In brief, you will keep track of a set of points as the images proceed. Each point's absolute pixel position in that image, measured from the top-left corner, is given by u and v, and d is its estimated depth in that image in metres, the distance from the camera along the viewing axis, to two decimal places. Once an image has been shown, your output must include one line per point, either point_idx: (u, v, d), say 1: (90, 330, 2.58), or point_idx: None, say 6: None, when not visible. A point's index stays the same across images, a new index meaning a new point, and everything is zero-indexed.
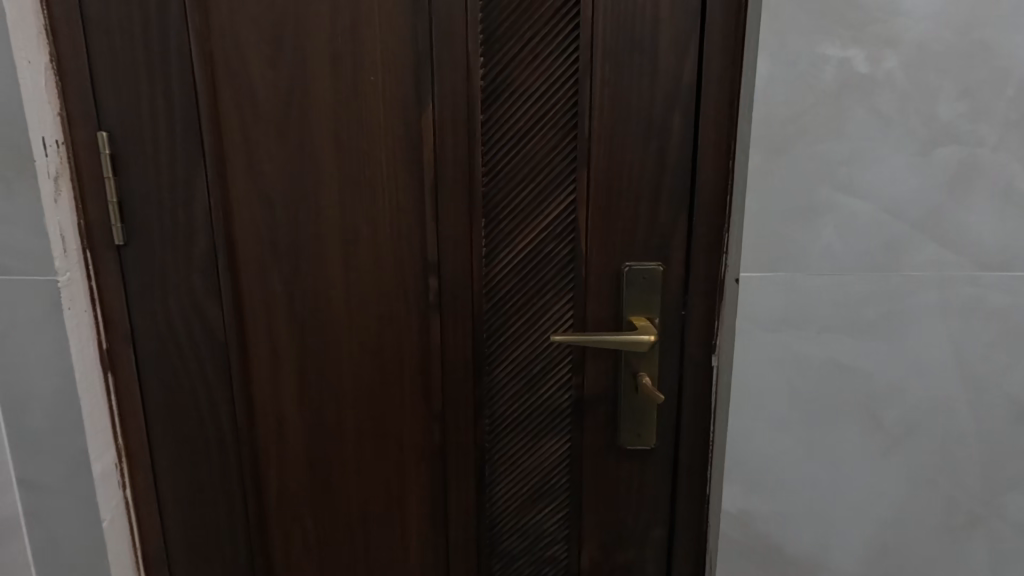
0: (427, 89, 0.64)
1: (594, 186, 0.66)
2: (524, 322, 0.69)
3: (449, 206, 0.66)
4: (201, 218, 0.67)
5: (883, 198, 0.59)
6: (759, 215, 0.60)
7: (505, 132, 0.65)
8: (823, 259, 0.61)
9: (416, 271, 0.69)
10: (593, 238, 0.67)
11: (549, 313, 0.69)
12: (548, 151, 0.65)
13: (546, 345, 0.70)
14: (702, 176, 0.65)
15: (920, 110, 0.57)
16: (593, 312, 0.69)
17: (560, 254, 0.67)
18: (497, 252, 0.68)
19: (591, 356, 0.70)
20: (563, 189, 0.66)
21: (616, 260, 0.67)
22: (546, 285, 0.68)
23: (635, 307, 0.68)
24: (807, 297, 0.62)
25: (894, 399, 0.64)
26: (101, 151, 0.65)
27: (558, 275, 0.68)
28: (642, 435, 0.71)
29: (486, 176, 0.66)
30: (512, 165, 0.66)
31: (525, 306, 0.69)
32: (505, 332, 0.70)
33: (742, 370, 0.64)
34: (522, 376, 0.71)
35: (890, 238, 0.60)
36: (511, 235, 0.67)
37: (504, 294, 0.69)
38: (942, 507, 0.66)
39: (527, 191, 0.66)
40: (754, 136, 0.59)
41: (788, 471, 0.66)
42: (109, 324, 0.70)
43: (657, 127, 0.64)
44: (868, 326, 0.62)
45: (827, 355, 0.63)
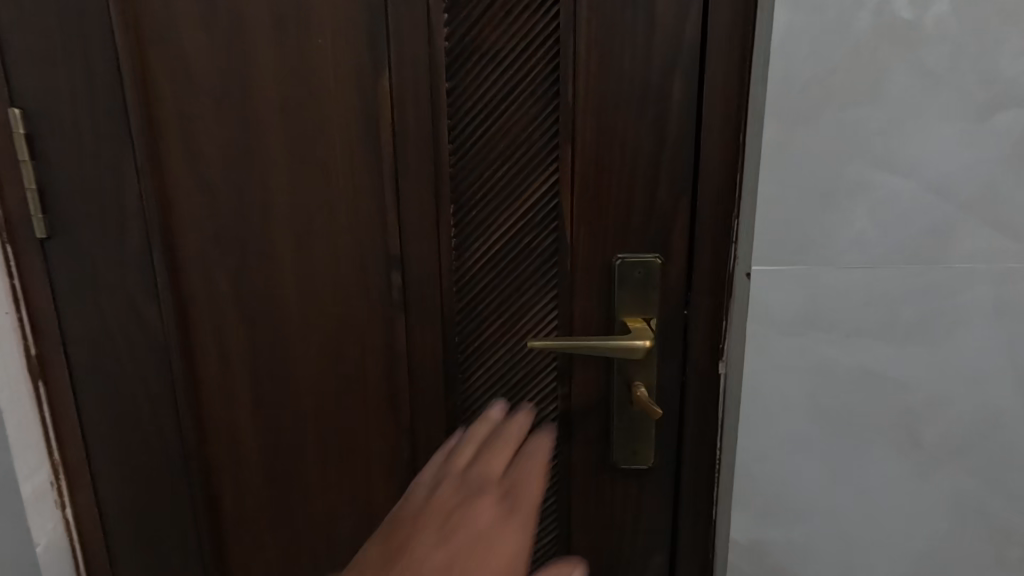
0: (384, 53, 0.55)
1: (580, 166, 0.56)
2: (501, 323, 0.60)
3: (412, 191, 0.58)
4: (132, 207, 0.59)
5: (928, 175, 0.49)
6: (775, 197, 0.50)
7: (476, 103, 0.56)
8: (852, 249, 0.51)
9: (377, 265, 0.60)
10: (580, 227, 0.58)
11: (530, 313, 0.60)
12: (526, 125, 0.56)
13: (527, 351, 0.61)
14: (707, 153, 0.55)
15: (977, 66, 0.47)
16: (581, 313, 0.60)
17: (542, 246, 0.58)
18: (468, 244, 0.59)
19: (579, 363, 0.61)
20: (543, 169, 0.57)
21: (608, 252, 0.58)
22: (527, 283, 0.59)
23: (630, 307, 0.59)
24: (832, 295, 0.52)
25: (936, 414, 0.54)
26: (15, 131, 0.57)
27: (539, 271, 0.59)
28: (638, 452, 0.62)
29: (454, 157, 0.57)
30: (484, 141, 0.57)
31: (502, 305, 0.60)
32: (480, 334, 0.61)
33: (753, 380, 0.54)
34: (501, 387, 0.62)
35: (935, 224, 0.50)
36: (484, 223, 0.58)
37: (478, 292, 0.60)
38: (990, 541, 0.57)
39: (502, 172, 0.57)
40: (771, 102, 0.49)
41: (808, 497, 0.57)
42: (37, 327, 0.62)
43: (654, 94, 0.54)
44: (905, 329, 0.52)
45: (855, 363, 0.53)
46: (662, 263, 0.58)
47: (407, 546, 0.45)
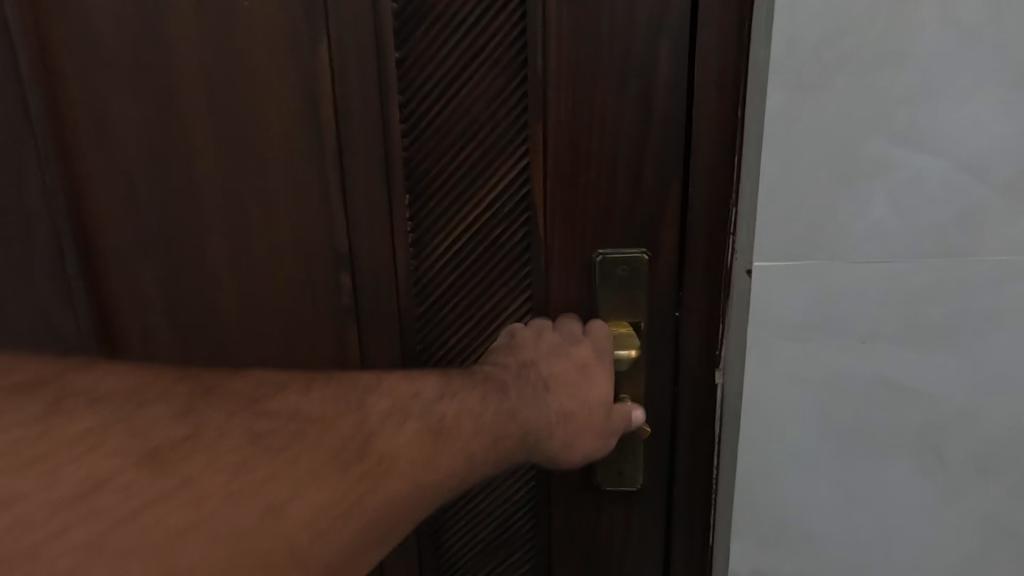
0: (321, 16, 0.47)
1: (552, 149, 0.49)
2: (467, 330, 0.53)
3: (360, 179, 0.50)
4: (38, 201, 0.52)
5: (957, 152, 0.42)
6: (779, 180, 0.43)
7: (430, 75, 0.48)
8: (870, 241, 0.44)
9: (323, 265, 0.53)
10: (554, 219, 0.50)
11: (499, 318, 0.53)
12: (489, 101, 0.48)
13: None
14: (699, 131, 0.47)
15: (1020, 21, 0.39)
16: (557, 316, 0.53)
17: (511, 241, 0.51)
18: (426, 239, 0.51)
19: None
20: (510, 152, 0.49)
21: (586, 247, 0.51)
22: (494, 283, 0.52)
23: (612, 309, 0.52)
24: (846, 294, 0.45)
25: (963, 428, 0.47)
26: None
27: (508, 269, 0.52)
28: (624, 472, 0.54)
29: (407, 137, 0.49)
30: (442, 120, 0.49)
31: (467, 309, 0.53)
32: (443, 342, 0.54)
33: (753, 393, 0.47)
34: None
35: (966, 209, 0.43)
36: (444, 215, 0.51)
37: (440, 293, 0.53)
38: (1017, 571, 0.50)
39: (464, 156, 0.49)
40: (776, 67, 0.41)
41: (816, 523, 0.50)
42: None
43: (638, 61, 0.47)
44: (930, 332, 0.45)
45: (871, 371, 0.46)
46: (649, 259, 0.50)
47: (530, 359, 0.47)
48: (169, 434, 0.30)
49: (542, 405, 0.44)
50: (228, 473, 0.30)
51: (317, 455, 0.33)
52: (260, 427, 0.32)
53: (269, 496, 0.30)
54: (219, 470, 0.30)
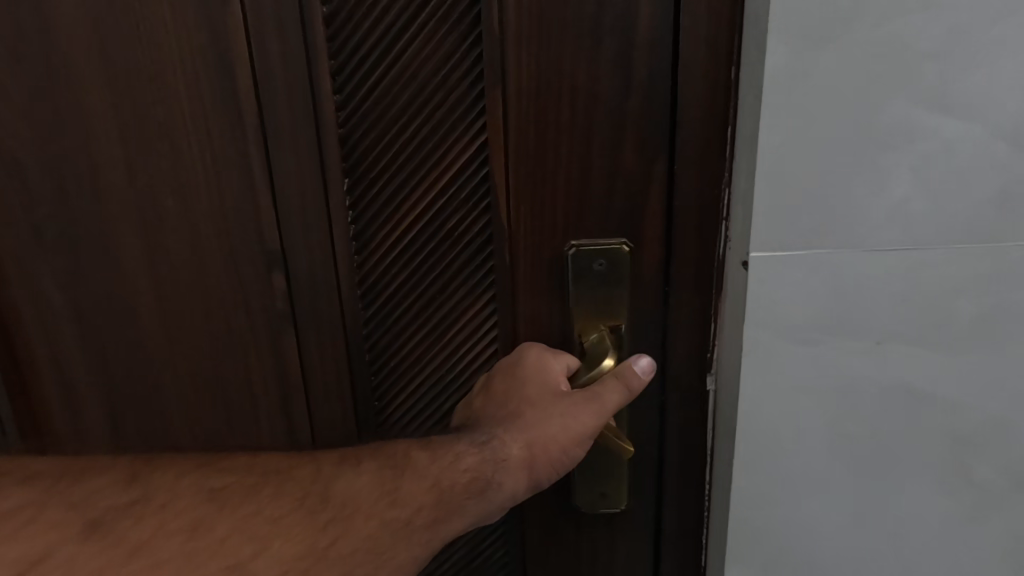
0: None
1: (514, 122, 0.41)
2: (421, 333, 0.47)
3: (287, 161, 0.43)
4: None
5: (994, 116, 0.35)
6: (782, 152, 0.36)
7: (366, 35, 0.41)
8: (888, 225, 0.37)
9: (251, 263, 0.46)
10: (519, 205, 0.43)
11: (458, 319, 0.46)
12: (439, 65, 0.41)
13: (457, 369, 0.47)
14: (685, 99, 0.40)
15: None
16: (526, 319, 0.46)
17: (468, 232, 0.44)
18: (369, 231, 0.45)
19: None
20: (466, 126, 0.42)
21: (557, 237, 0.44)
22: (450, 281, 0.45)
23: (588, 309, 0.45)
24: (859, 286, 0.38)
25: (991, 440, 0.41)
26: None
27: (466, 265, 0.45)
28: (606, 493, 0.48)
29: (341, 110, 0.42)
30: (382, 91, 0.42)
31: (420, 309, 0.46)
32: (394, 347, 0.47)
33: (753, 404, 0.41)
34: (426, 412, 0.48)
35: (1001, 184, 0.36)
36: (389, 202, 0.44)
37: (388, 293, 0.46)
38: None
39: (410, 132, 0.42)
40: (778, 11, 0.33)
41: (823, 548, 0.44)
42: None
43: (613, 13, 0.39)
44: (957, 330, 0.39)
45: (888, 376, 0.40)
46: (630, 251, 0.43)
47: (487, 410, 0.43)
48: (115, 500, 0.30)
49: (503, 452, 0.40)
50: (193, 510, 0.31)
51: (281, 505, 0.33)
52: (206, 486, 0.32)
53: (233, 555, 0.31)
54: (177, 542, 0.30)
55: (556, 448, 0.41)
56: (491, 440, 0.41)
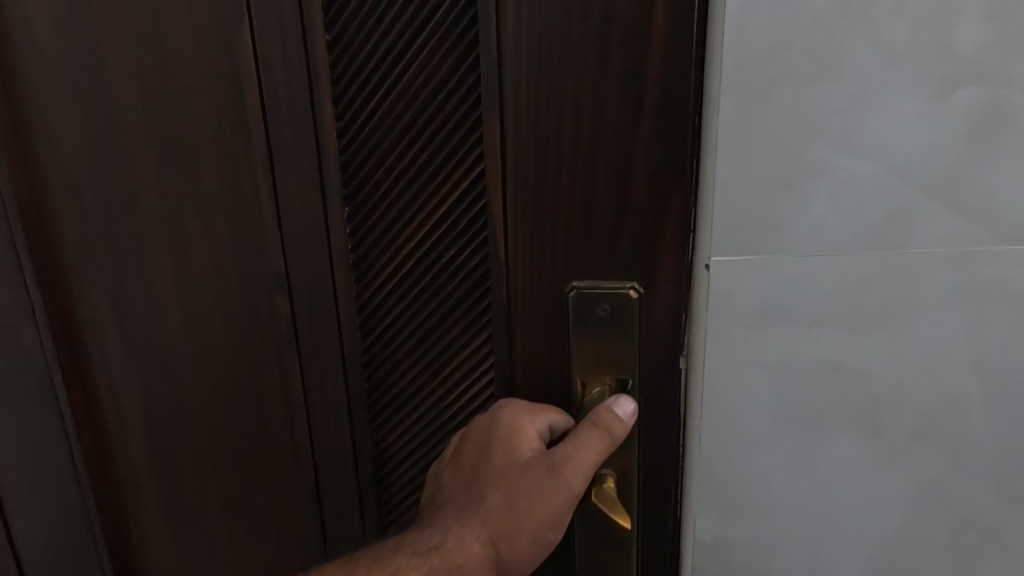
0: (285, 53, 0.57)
1: (512, 163, 0.53)
2: (411, 318, 0.62)
3: (291, 189, 0.60)
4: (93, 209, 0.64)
5: (888, 156, 0.47)
6: (731, 182, 0.48)
7: (367, 122, 0.57)
8: (812, 238, 0.49)
9: (274, 262, 0.63)
10: (515, 239, 0.55)
11: (450, 306, 0.60)
12: (439, 113, 0.55)
13: (450, 354, 0.62)
14: (655, 145, 0.51)
15: (937, 39, 0.44)
16: (523, 325, 0.58)
17: (466, 261, 0.58)
18: (368, 242, 0.61)
19: (519, 382, 0.60)
20: (464, 157, 0.55)
21: (561, 272, 0.56)
22: (447, 303, 0.60)
23: (591, 356, 0.57)
24: (793, 284, 0.50)
25: (897, 403, 0.53)
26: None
27: (461, 287, 0.59)
28: (607, 566, 0.60)
29: (346, 176, 0.59)
30: (378, 140, 0.58)
31: (411, 300, 0.61)
32: (386, 329, 0.63)
33: (712, 376, 0.53)
34: (419, 412, 0.65)
35: (895, 207, 0.48)
36: (382, 222, 0.60)
37: (388, 317, 0.62)
38: (950, 530, 0.56)
39: (407, 168, 0.58)
40: (724, 81, 0.46)
41: (770, 493, 0.55)
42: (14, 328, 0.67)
43: (603, 73, 0.50)
44: (868, 317, 0.50)
45: (817, 353, 0.51)
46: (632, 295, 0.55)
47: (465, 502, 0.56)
48: None
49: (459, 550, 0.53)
50: None
51: None
52: None
53: None
54: None
55: (523, 538, 0.54)
56: (442, 542, 0.54)
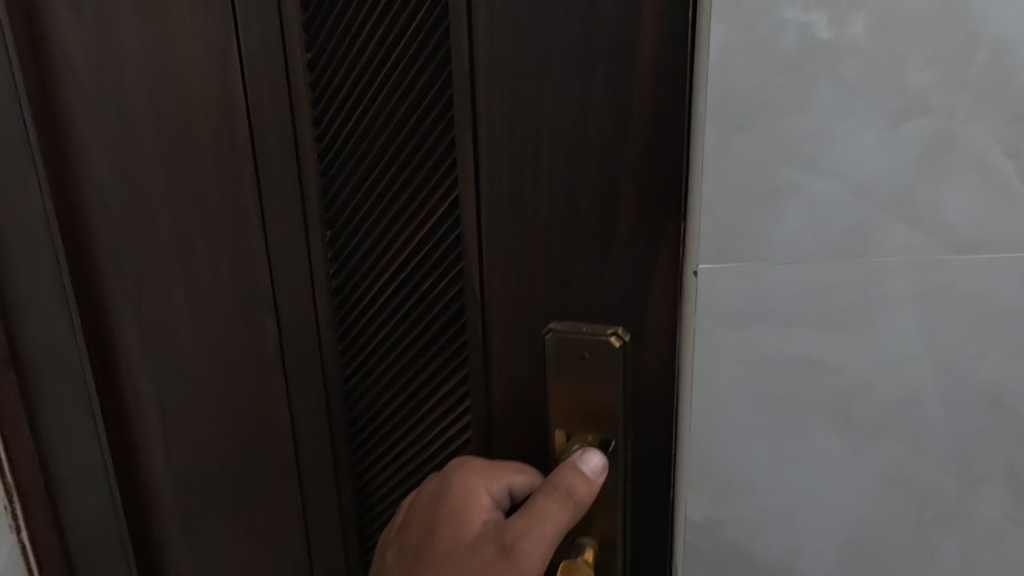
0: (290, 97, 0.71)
1: (486, 189, 0.64)
2: (380, 312, 0.74)
3: (274, 204, 0.75)
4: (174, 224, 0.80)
5: (850, 177, 0.54)
6: (716, 200, 0.55)
7: (343, 151, 0.71)
8: (786, 248, 0.56)
9: (261, 262, 0.77)
10: (494, 282, 0.66)
11: (423, 305, 0.72)
12: (418, 146, 0.67)
13: (422, 346, 0.73)
14: (624, 210, 0.60)
15: (889, 78, 0.51)
16: (501, 327, 0.68)
17: (447, 299, 0.70)
18: (343, 248, 0.74)
19: (495, 402, 0.70)
20: (438, 182, 0.67)
21: (538, 314, 0.66)
22: (429, 333, 0.72)
23: (571, 392, 0.67)
24: (771, 288, 0.57)
25: (863, 394, 0.59)
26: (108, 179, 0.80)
27: (439, 305, 0.71)
28: None
29: (325, 194, 0.73)
30: (354, 165, 0.71)
31: (384, 297, 0.74)
32: (360, 321, 0.76)
33: (701, 370, 0.59)
34: (397, 410, 0.77)
35: (857, 221, 0.55)
36: (355, 233, 0.73)
37: (379, 338, 0.75)
38: (913, 509, 0.63)
39: (382, 188, 0.71)
40: (709, 113, 0.53)
41: (753, 476, 0.62)
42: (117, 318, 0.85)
43: (602, 108, 0.59)
44: (837, 317, 0.57)
45: (793, 350, 0.58)
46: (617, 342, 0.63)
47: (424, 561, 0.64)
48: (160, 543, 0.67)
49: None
50: None
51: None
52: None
53: None
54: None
55: None
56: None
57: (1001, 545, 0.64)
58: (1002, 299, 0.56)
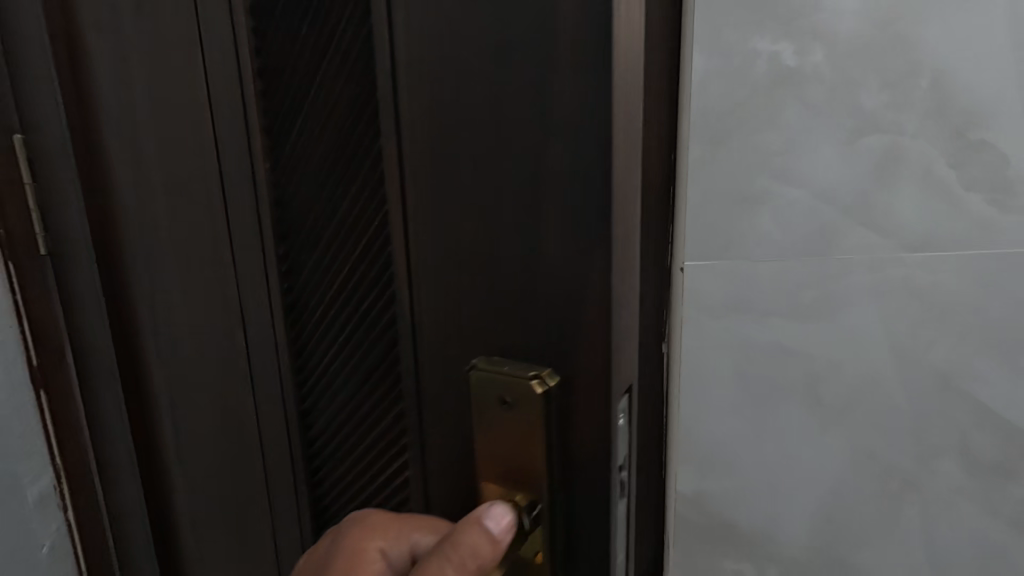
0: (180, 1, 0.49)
1: (406, 111, 0.36)
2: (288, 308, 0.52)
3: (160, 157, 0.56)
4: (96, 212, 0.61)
5: (815, 185, 0.61)
6: (701, 204, 0.63)
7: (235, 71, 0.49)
8: (761, 246, 0.63)
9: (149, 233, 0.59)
10: (419, 284, 0.38)
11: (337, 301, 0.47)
12: (324, 50, 0.42)
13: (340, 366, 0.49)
14: (563, 146, 0.31)
15: (847, 100, 0.59)
16: (433, 359, 0.39)
17: (372, 326, 0.44)
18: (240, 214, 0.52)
19: (433, 481, 0.42)
20: (348, 106, 0.41)
21: (464, 336, 0.37)
22: (349, 379, 0.48)
23: (499, 461, 0.38)
24: (749, 282, 0.64)
25: (832, 376, 0.67)
26: (19, 155, 0.62)
27: (365, 304, 0.44)
28: None
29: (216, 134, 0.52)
30: (251, 95, 0.48)
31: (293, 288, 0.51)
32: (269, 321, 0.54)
33: (689, 355, 0.66)
34: (318, 449, 0.54)
35: (823, 223, 0.63)
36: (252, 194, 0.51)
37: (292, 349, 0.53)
38: (879, 479, 0.70)
39: (285, 129, 0.47)
40: (692, 129, 0.61)
41: (736, 451, 0.69)
42: (37, 333, 0.66)
43: None
44: (807, 308, 0.65)
45: (769, 337, 0.66)
46: (538, 389, 0.35)
47: None
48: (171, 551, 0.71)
49: None
50: None
51: None
52: None
53: None
54: None
55: None
56: None
57: (955, 511, 0.72)
58: (949, 291, 0.65)
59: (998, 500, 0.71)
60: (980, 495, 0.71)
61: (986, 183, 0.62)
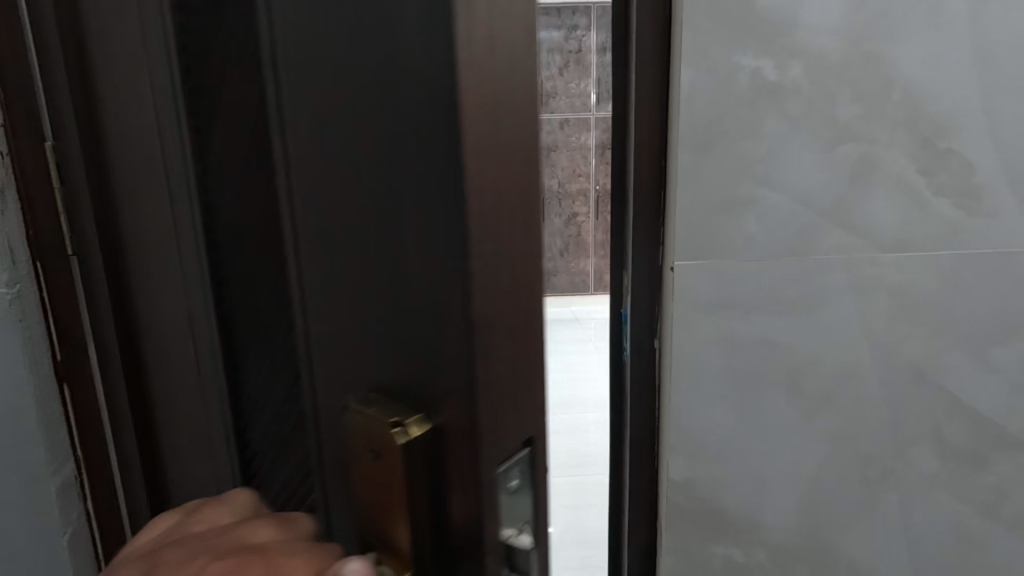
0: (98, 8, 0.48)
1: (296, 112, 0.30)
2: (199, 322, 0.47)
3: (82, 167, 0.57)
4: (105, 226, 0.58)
5: (795, 190, 0.66)
6: (690, 208, 0.67)
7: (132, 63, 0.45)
8: (745, 247, 0.68)
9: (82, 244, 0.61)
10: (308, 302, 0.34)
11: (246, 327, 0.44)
12: (223, 40, 0.37)
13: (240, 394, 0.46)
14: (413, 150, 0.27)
15: (823, 112, 0.64)
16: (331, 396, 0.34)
17: (278, 350, 0.39)
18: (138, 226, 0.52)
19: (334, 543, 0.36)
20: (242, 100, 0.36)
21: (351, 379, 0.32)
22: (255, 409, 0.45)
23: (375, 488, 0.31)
24: (734, 281, 0.69)
25: (813, 369, 0.72)
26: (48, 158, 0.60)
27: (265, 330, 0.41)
28: None
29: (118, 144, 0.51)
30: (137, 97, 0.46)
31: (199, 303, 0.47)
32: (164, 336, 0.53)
33: (680, 350, 0.71)
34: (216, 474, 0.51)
35: (803, 226, 0.67)
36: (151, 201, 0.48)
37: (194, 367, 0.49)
38: (858, 467, 0.75)
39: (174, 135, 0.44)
40: (681, 138, 0.65)
41: (724, 441, 0.73)
42: (64, 339, 0.64)
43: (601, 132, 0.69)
44: (789, 305, 0.70)
45: (754, 333, 0.70)
46: (400, 441, 0.29)
47: None
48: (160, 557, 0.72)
49: None
50: None
51: None
52: None
53: None
54: None
55: None
56: None
57: (930, 498, 0.76)
58: (920, 289, 0.69)
59: (970, 487, 0.76)
60: (954, 482, 0.75)
61: (952, 189, 0.67)
